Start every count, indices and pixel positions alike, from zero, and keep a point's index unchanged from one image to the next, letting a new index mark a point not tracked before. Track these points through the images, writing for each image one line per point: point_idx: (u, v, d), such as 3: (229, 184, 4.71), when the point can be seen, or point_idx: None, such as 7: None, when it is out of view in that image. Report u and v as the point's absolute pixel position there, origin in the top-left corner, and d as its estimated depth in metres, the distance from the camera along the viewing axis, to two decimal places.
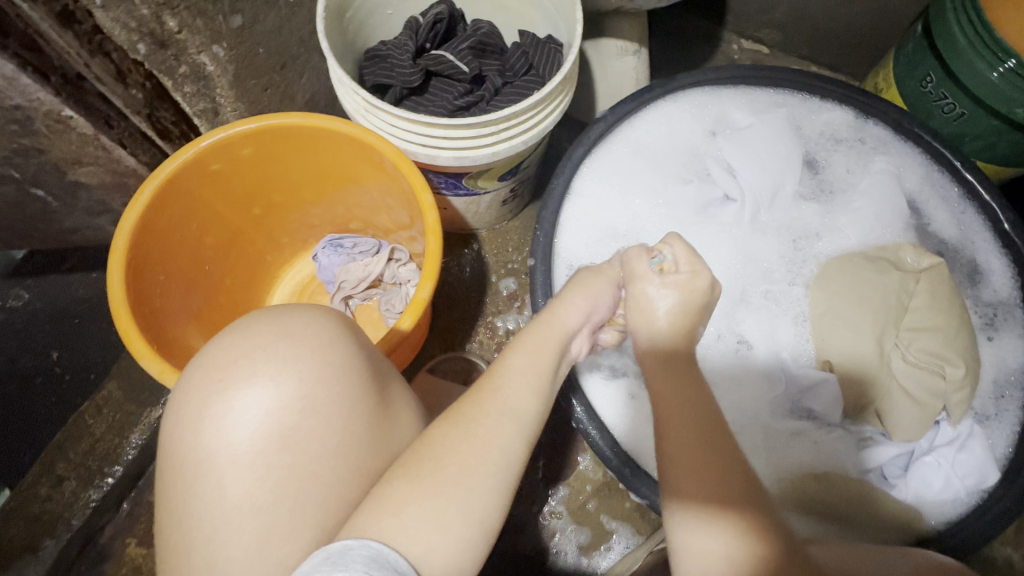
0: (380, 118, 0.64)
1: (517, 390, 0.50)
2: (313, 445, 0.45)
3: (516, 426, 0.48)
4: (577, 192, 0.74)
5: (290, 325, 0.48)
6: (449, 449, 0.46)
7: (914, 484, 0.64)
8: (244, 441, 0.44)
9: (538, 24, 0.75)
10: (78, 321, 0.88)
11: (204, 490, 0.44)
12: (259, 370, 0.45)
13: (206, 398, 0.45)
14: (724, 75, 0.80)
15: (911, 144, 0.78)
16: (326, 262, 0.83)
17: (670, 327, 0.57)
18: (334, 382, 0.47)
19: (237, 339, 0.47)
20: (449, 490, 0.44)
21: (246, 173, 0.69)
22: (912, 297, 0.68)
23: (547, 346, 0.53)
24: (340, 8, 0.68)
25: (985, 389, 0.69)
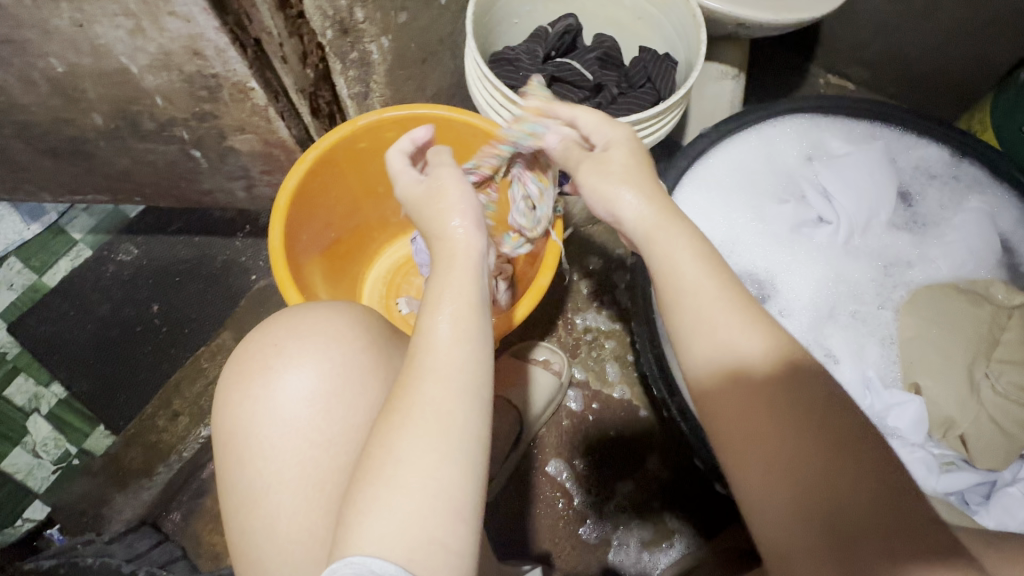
0: (515, 114, 0.71)
1: (445, 350, 0.44)
2: (313, 429, 0.50)
3: (457, 393, 0.42)
4: (679, 201, 0.78)
5: (295, 325, 0.54)
6: (389, 439, 0.41)
7: (997, 512, 0.65)
8: (261, 428, 0.50)
9: (654, 43, 0.81)
10: (179, 280, 0.98)
11: (243, 477, 0.50)
12: (271, 366, 0.52)
13: (238, 394, 0.52)
14: (825, 105, 0.84)
15: (1006, 187, 0.80)
16: (426, 245, 0.90)
17: (632, 188, 0.49)
18: (329, 371, 0.51)
19: (252, 340, 0.54)
20: (401, 478, 0.40)
21: (379, 156, 0.76)
22: (1002, 331, 0.70)
23: (468, 282, 0.46)
24: (482, 15, 0.75)
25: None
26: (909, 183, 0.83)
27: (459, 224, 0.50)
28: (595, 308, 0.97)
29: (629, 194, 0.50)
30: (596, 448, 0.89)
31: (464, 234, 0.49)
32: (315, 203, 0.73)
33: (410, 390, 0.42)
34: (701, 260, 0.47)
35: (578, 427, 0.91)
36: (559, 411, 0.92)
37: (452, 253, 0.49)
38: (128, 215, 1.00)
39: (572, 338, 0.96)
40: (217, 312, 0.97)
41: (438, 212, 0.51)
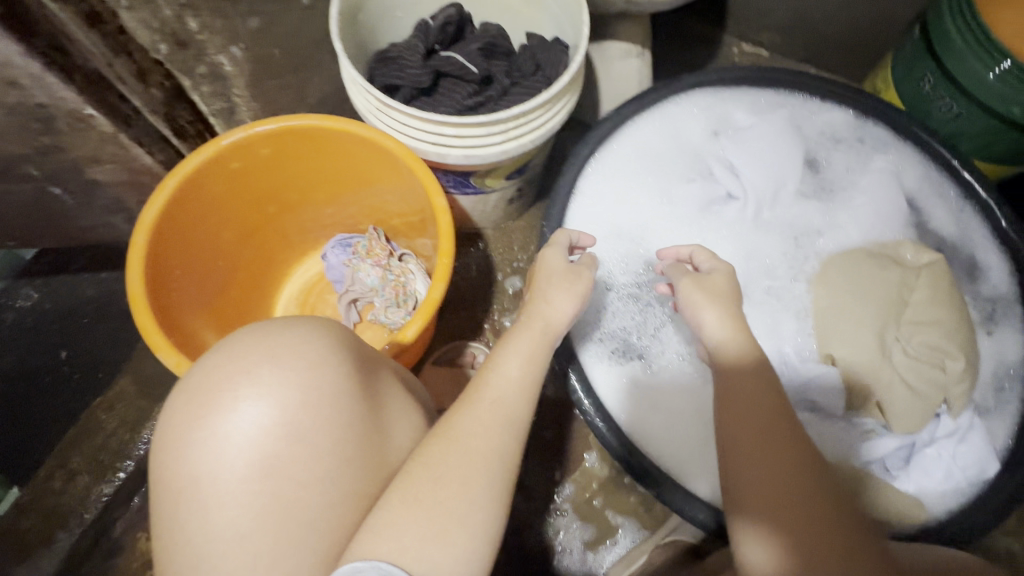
0: (392, 118, 0.66)
1: (506, 397, 0.53)
2: (299, 468, 0.45)
3: (509, 435, 0.51)
4: (583, 192, 0.75)
5: (273, 345, 0.48)
6: (447, 463, 0.47)
7: (915, 475, 0.66)
8: (228, 466, 0.44)
9: (544, 26, 0.76)
10: (87, 321, 0.85)
11: (192, 515, 0.43)
12: (242, 393, 0.45)
13: (193, 422, 0.45)
14: (728, 76, 0.82)
15: (909, 143, 0.80)
16: (334, 261, 0.85)
17: (714, 312, 0.56)
18: (313, 400, 0.46)
19: (219, 360, 0.47)
20: (446, 500, 0.45)
21: (263, 174, 0.71)
22: (912, 291, 0.69)
23: (534, 347, 0.57)
24: (351, 12, 0.70)
25: (984, 381, 0.70)
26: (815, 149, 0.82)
27: (568, 303, 0.61)
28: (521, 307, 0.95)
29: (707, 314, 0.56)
30: (534, 452, 0.87)
31: (560, 308, 0.60)
32: (196, 228, 0.68)
33: (469, 421, 0.50)
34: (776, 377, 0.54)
35: None
36: None
37: (537, 315, 0.59)
38: (24, 258, 0.85)
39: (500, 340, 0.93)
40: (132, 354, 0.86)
41: (543, 284, 0.61)
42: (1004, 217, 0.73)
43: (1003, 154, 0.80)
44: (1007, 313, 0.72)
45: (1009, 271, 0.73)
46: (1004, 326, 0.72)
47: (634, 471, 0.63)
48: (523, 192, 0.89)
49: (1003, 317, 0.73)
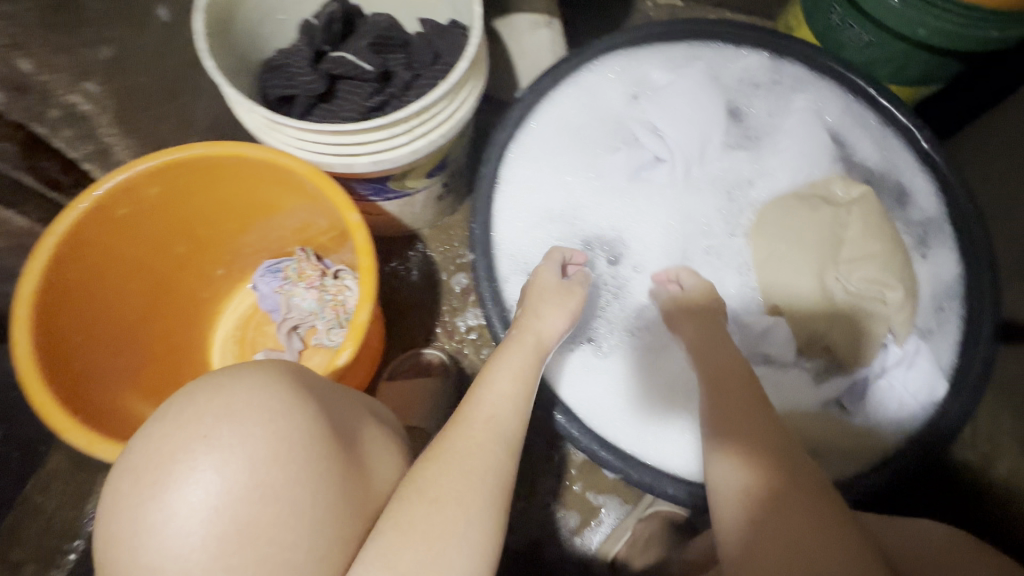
0: (286, 134, 0.61)
1: (501, 411, 0.54)
2: (276, 530, 0.41)
3: (504, 449, 0.52)
4: (507, 179, 0.72)
5: (229, 400, 0.43)
6: (443, 486, 0.47)
7: (871, 409, 0.67)
8: (192, 545, 0.39)
9: (438, 9, 0.72)
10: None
11: None
12: (199, 459, 0.40)
13: (143, 500, 0.39)
14: (639, 35, 0.78)
15: (826, 79, 0.79)
16: (266, 290, 0.80)
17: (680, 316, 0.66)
18: (283, 453, 0.42)
19: (167, 425, 0.41)
20: (443, 528, 0.44)
21: (157, 215, 0.65)
22: (846, 228, 0.69)
23: (523, 359, 0.59)
24: (221, 24, 0.64)
25: (924, 304, 0.71)
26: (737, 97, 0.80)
27: (558, 321, 0.63)
28: (471, 304, 0.92)
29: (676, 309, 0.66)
30: None
31: (548, 323, 0.62)
32: (95, 287, 0.62)
33: (462, 442, 0.51)
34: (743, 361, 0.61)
35: None
36: None
37: (527, 329, 0.61)
38: None
39: (455, 342, 0.90)
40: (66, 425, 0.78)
41: (535, 300, 0.63)
42: (924, 139, 0.74)
43: (916, 76, 0.80)
44: (937, 234, 0.74)
45: (934, 191, 0.75)
46: (937, 248, 0.73)
47: (597, 457, 0.62)
48: (451, 186, 0.86)
49: (934, 238, 0.74)
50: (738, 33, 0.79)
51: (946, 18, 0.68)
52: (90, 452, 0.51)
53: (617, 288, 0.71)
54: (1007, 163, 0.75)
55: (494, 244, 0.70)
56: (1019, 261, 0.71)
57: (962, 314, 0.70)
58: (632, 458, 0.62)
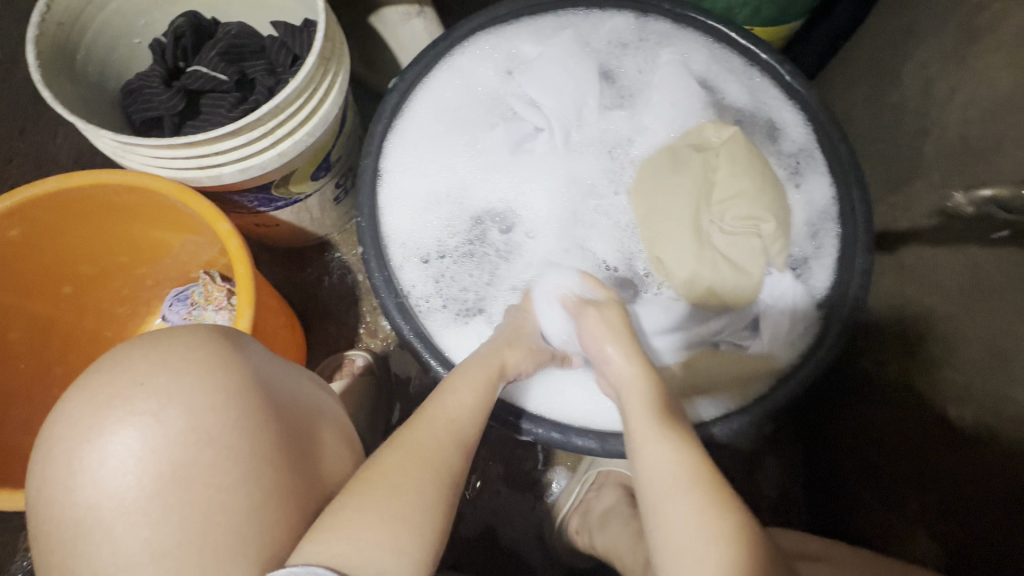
0: (141, 155, 0.60)
1: (461, 411, 0.57)
2: (211, 472, 0.43)
3: (461, 443, 0.54)
4: (389, 170, 0.72)
5: (171, 353, 0.46)
6: (402, 475, 0.49)
7: (765, 339, 0.69)
8: (128, 486, 0.42)
9: (291, 11, 0.72)
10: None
11: (95, 546, 0.41)
12: (137, 406, 0.44)
13: (87, 442, 0.43)
14: (503, 11, 0.77)
15: (690, 29, 0.79)
16: (174, 319, 0.78)
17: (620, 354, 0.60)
18: (216, 401, 0.45)
19: (110, 374, 0.45)
20: (398, 509, 0.46)
21: (29, 255, 0.63)
22: (716, 169, 0.71)
23: (488, 366, 0.61)
24: (63, 53, 0.63)
25: (801, 229, 0.74)
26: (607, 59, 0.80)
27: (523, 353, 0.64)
28: None
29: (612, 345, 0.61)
30: None
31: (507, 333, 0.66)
32: None
33: (421, 435, 0.53)
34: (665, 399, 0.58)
35: None
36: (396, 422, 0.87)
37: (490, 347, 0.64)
38: None
39: (382, 341, 0.91)
40: None
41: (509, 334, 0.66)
42: (786, 72, 0.76)
43: (775, 16, 0.83)
44: (810, 161, 0.76)
45: (803, 122, 0.76)
46: (810, 175, 0.76)
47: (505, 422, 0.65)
48: (347, 186, 0.85)
49: (808, 167, 0.76)
50: None
51: None
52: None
53: (508, 252, 0.74)
54: (866, 84, 0.78)
55: (384, 233, 0.70)
56: (885, 175, 0.74)
57: (838, 234, 0.73)
58: (544, 420, 0.65)
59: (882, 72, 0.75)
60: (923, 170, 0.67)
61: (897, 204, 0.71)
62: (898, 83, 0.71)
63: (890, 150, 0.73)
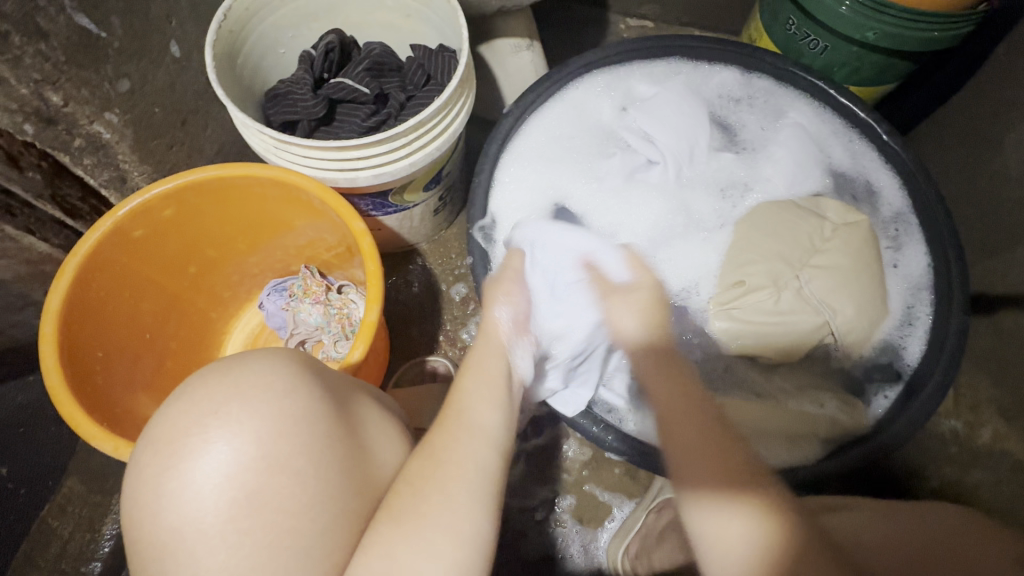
0: (291, 153, 0.65)
1: (480, 409, 0.55)
2: (281, 495, 0.44)
3: (486, 441, 0.53)
4: (503, 185, 0.77)
5: (239, 380, 0.47)
6: (426, 478, 0.49)
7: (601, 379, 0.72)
8: (210, 511, 0.43)
9: (427, 36, 0.79)
10: (23, 432, 0.74)
11: (176, 570, 0.43)
12: (210, 434, 0.44)
13: (166, 471, 0.44)
14: (625, 49, 0.81)
15: (791, 87, 0.81)
16: (273, 308, 0.81)
17: (637, 323, 0.64)
18: (283, 424, 0.45)
19: (184, 401, 0.46)
20: (434, 516, 0.46)
21: (171, 237, 0.69)
22: (825, 241, 0.72)
23: (490, 359, 0.60)
24: (229, 56, 0.69)
25: (895, 314, 0.73)
26: (719, 115, 0.84)
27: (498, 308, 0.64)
28: (472, 312, 0.95)
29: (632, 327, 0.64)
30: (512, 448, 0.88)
31: (504, 318, 0.64)
32: (109, 307, 0.65)
33: (450, 443, 0.51)
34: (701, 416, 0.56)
35: None
36: None
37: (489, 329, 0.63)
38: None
39: (459, 349, 0.93)
40: (82, 450, 0.79)
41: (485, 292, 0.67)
42: (883, 131, 0.76)
43: (872, 77, 0.87)
44: (907, 230, 0.75)
45: (901, 189, 0.76)
46: (908, 244, 0.75)
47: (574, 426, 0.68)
48: (447, 200, 0.90)
49: (904, 234, 0.76)
50: (713, 50, 0.82)
51: (890, 21, 0.76)
52: (118, 457, 0.54)
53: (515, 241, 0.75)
54: (962, 150, 0.80)
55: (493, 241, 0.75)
56: (981, 240, 0.76)
57: (932, 303, 0.72)
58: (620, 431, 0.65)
59: (981, 139, 0.77)
60: None
61: (994, 269, 0.73)
62: (1000, 152, 0.73)
63: (987, 216, 0.75)
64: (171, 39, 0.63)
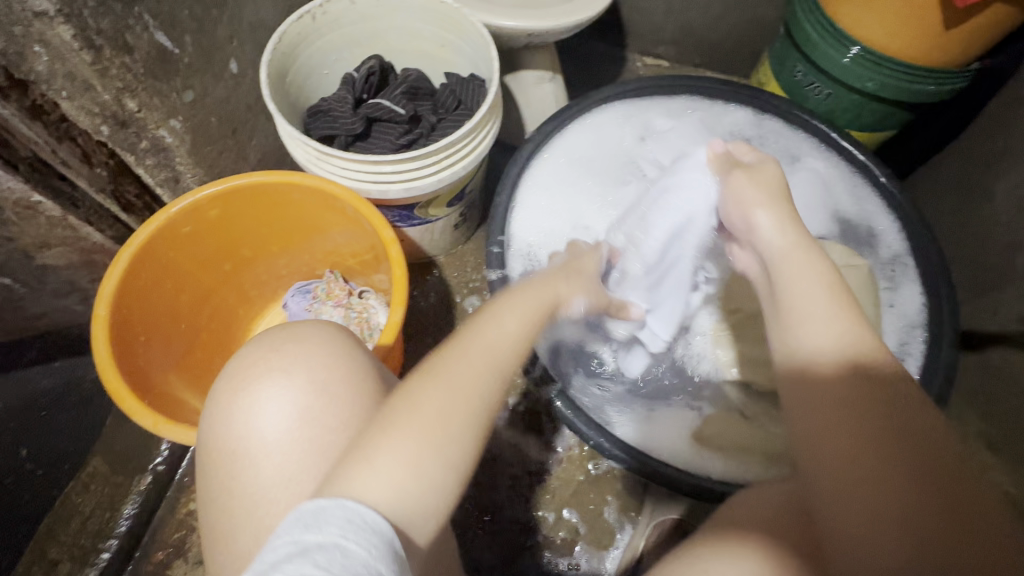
0: (331, 164, 0.71)
1: (500, 328, 0.49)
2: (328, 425, 0.46)
3: (496, 359, 0.46)
4: (522, 203, 0.82)
5: (302, 331, 0.51)
6: (428, 385, 0.43)
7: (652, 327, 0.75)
8: (275, 431, 0.46)
9: (460, 65, 0.86)
10: (45, 414, 0.79)
11: (240, 475, 0.46)
12: (275, 365, 0.48)
13: (237, 396, 0.48)
14: (643, 86, 0.88)
15: (802, 130, 0.87)
16: (296, 308, 0.85)
17: (769, 217, 0.55)
18: (338, 364, 0.49)
19: (260, 340, 0.51)
20: (421, 431, 0.41)
21: (213, 235, 0.74)
22: None
23: (534, 297, 0.54)
24: (281, 74, 0.76)
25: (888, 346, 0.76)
26: None
27: (578, 296, 0.61)
28: None
29: (767, 229, 0.55)
30: (513, 456, 0.90)
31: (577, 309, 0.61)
32: (151, 295, 0.70)
33: (455, 359, 0.45)
34: (866, 421, 0.42)
35: (492, 443, 0.91)
36: None
37: (545, 286, 0.57)
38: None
39: None
40: (106, 433, 0.83)
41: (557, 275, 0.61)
42: (881, 173, 0.82)
43: (872, 123, 0.92)
44: (903, 270, 0.79)
45: (900, 232, 0.81)
46: (904, 284, 0.79)
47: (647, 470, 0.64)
48: (466, 217, 0.96)
49: (900, 275, 0.80)
50: (727, 91, 0.88)
51: (890, 73, 0.82)
52: (156, 432, 0.59)
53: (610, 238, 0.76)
54: (955, 195, 0.85)
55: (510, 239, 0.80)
56: (973, 280, 0.80)
57: (925, 341, 0.75)
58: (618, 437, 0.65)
59: (973, 185, 0.82)
60: (1012, 278, 0.72)
61: (985, 307, 0.77)
62: (991, 199, 0.77)
63: (978, 258, 0.79)
64: (231, 57, 0.70)
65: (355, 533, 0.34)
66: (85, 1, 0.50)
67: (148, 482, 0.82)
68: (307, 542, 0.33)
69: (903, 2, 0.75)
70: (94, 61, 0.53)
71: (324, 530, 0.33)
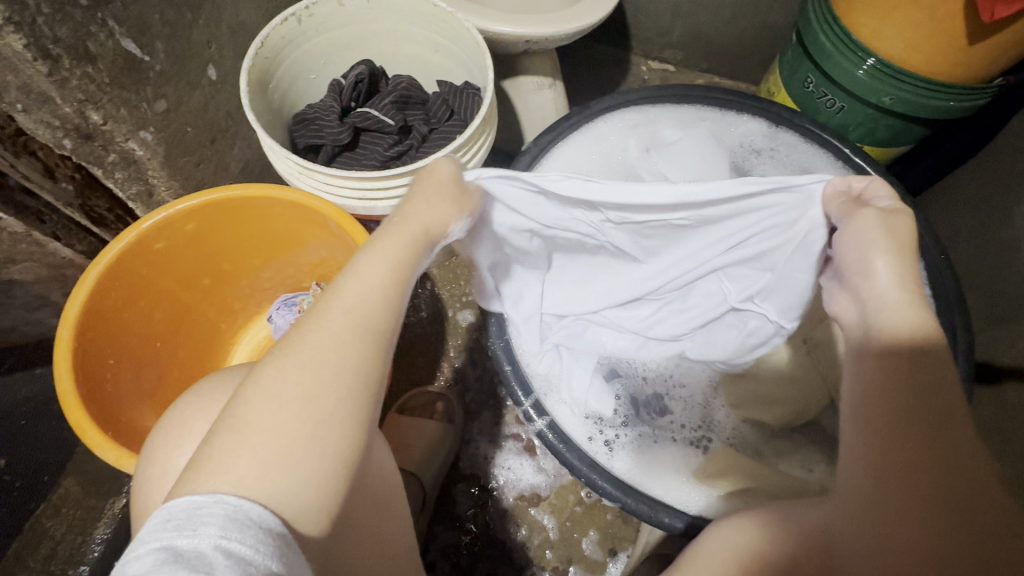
0: (314, 179, 0.67)
1: (365, 294, 0.42)
2: None
3: (371, 338, 0.40)
4: None
5: (236, 377, 0.50)
6: (289, 378, 0.38)
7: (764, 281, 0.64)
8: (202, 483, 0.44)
9: (455, 71, 0.81)
10: (24, 424, 0.79)
11: None
12: (215, 408, 0.48)
13: (174, 449, 0.47)
14: (649, 94, 0.84)
15: (815, 145, 0.82)
16: (281, 322, 0.80)
17: (892, 268, 0.46)
18: None
19: (213, 386, 0.50)
20: (291, 429, 0.37)
21: (190, 248, 0.70)
22: None
23: (399, 239, 0.45)
24: (263, 80, 0.71)
25: None
26: (742, 167, 0.84)
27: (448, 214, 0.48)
28: (474, 340, 0.95)
29: (888, 276, 0.46)
30: (505, 480, 0.87)
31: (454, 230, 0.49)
32: (122, 316, 0.67)
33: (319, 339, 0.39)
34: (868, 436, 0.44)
35: (482, 465, 0.88)
36: (463, 453, 0.88)
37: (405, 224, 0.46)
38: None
39: (457, 377, 0.93)
40: (78, 450, 0.80)
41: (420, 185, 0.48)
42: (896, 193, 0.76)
43: (886, 139, 0.88)
44: None
45: (917, 259, 0.75)
46: None
47: (630, 509, 0.61)
48: None
49: None
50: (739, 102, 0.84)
51: (908, 87, 0.78)
52: (119, 467, 0.56)
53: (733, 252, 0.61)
54: (972, 217, 0.81)
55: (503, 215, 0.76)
56: (989, 309, 0.76)
57: None
58: (611, 475, 0.62)
59: (992, 207, 0.77)
60: None
61: (1000, 338, 0.73)
62: (1009, 224, 0.73)
63: (996, 285, 0.75)
64: (209, 64, 0.66)
65: (237, 531, 0.31)
66: (38, 8, 0.46)
67: (123, 503, 0.78)
68: (180, 547, 0.30)
69: (926, 14, 0.70)
70: (52, 72, 0.49)
71: (200, 534, 0.30)
